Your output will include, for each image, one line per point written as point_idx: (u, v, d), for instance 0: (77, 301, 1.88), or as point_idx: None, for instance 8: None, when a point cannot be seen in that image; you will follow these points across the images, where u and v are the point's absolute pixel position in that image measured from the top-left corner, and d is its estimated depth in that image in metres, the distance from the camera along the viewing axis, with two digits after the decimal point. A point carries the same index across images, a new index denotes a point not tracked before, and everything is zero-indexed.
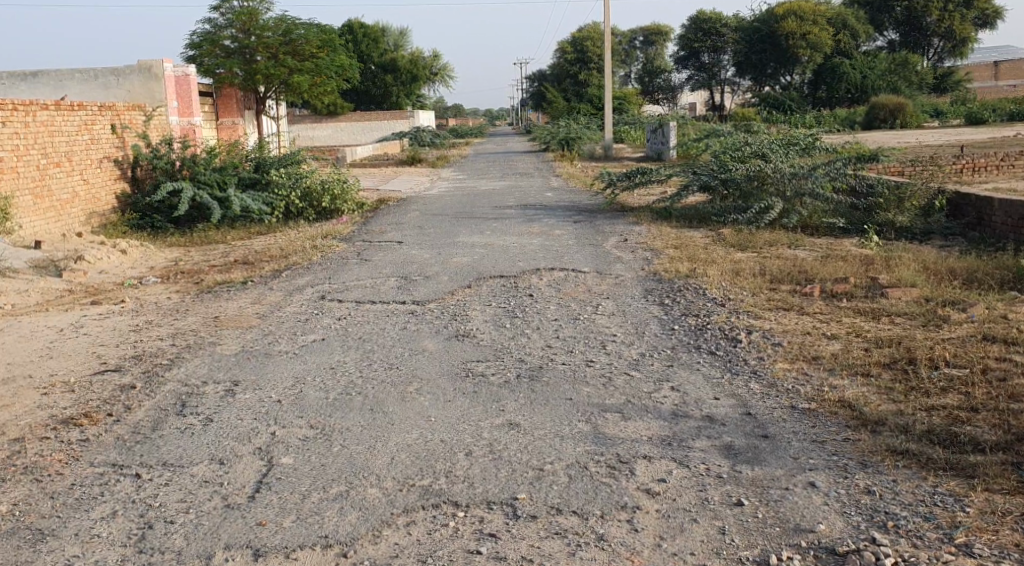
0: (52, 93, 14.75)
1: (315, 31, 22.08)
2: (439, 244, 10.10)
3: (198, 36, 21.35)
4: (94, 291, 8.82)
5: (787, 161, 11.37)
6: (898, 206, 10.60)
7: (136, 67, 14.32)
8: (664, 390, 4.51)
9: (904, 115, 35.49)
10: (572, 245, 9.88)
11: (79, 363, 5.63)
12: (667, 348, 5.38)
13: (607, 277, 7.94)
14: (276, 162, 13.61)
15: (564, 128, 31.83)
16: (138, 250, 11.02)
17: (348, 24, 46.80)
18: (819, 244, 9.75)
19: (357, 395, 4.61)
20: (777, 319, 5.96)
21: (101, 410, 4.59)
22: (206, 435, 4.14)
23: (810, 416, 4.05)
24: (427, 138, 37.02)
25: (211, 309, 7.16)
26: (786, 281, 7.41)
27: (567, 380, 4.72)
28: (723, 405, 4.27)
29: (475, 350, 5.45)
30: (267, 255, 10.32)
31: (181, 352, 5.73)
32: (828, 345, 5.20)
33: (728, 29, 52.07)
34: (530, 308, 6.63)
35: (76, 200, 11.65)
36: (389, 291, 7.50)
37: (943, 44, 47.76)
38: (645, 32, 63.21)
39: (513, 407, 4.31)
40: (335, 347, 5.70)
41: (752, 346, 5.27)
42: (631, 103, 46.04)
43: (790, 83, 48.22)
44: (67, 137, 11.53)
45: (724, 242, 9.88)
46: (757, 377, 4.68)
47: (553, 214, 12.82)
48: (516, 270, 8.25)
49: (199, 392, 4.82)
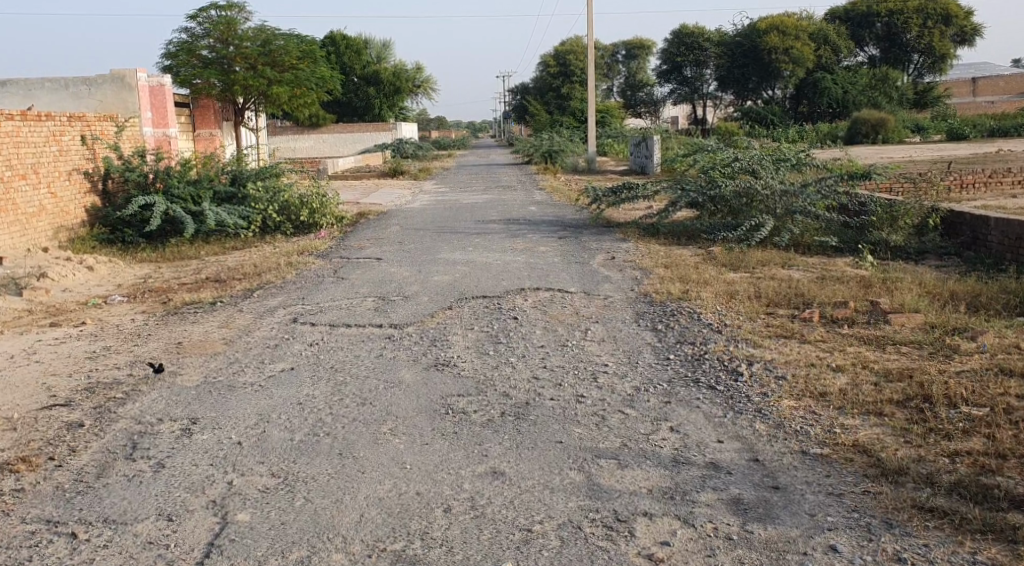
0: (21, 101, 14.23)
1: (294, 42, 21.57)
2: (419, 261, 9.70)
3: (174, 45, 20.89)
4: (55, 312, 8.35)
5: (778, 177, 11.07)
6: (890, 224, 10.23)
7: (108, 76, 13.83)
8: (662, 431, 4.14)
9: (885, 131, 35.50)
10: (558, 263, 9.52)
11: (25, 395, 5.17)
12: (663, 381, 5.00)
13: (595, 299, 7.58)
14: (253, 175, 13.18)
15: (547, 140, 31.57)
16: (107, 266, 10.56)
17: (331, 35, 46.44)
18: (812, 264, 9.45)
19: (325, 436, 4.20)
20: (778, 348, 5.60)
21: (41, 453, 4.14)
22: (157, 483, 3.72)
23: (823, 463, 3.69)
24: (410, 149, 36.67)
25: (175, 333, 6.71)
26: (783, 305, 7.08)
27: (556, 418, 4.33)
28: (728, 450, 3.90)
29: (457, 382, 5.05)
30: (240, 272, 9.89)
31: (138, 384, 5.28)
32: (835, 379, 4.85)
33: (711, 43, 52.11)
34: (516, 334, 6.24)
35: (43, 213, 11.16)
36: (366, 314, 7.10)
37: (923, 59, 47.98)
38: (628, 46, 63.93)
39: (497, 452, 3.92)
40: (306, 377, 5.28)
41: (754, 379, 4.90)
42: (615, 116, 45.96)
43: (773, 97, 48.38)
44: (33, 148, 11.04)
45: (715, 261, 9.57)
46: (762, 416, 4.32)
47: (538, 229, 12.46)
48: (500, 291, 7.87)
49: (153, 431, 4.38)
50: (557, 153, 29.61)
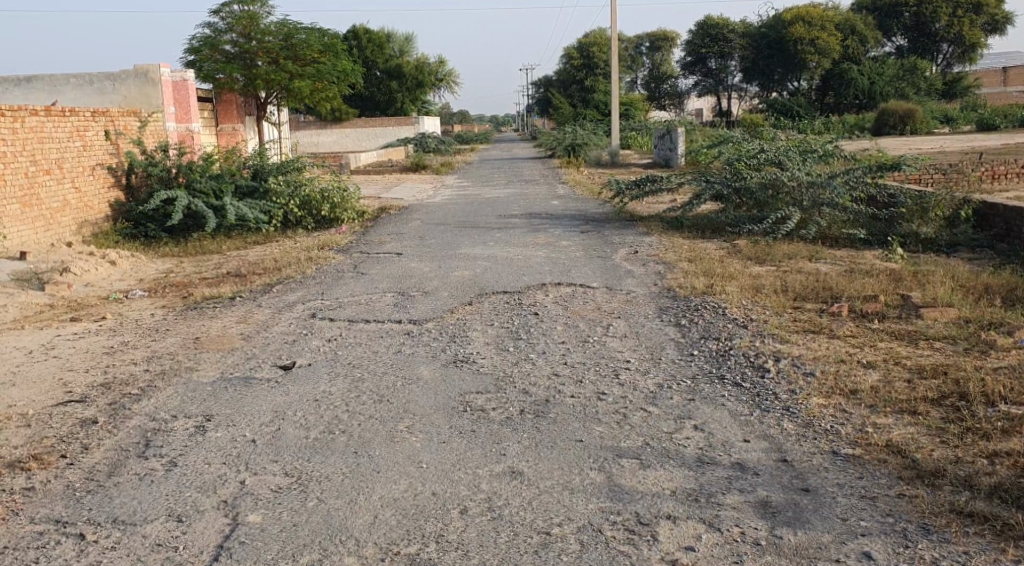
0: (46, 97, 14.30)
1: (316, 35, 21.58)
2: (439, 256, 9.61)
3: (197, 40, 20.90)
4: (76, 306, 8.35)
5: (804, 168, 10.85)
6: (921, 217, 9.99)
7: (132, 71, 13.85)
8: (686, 430, 4.01)
9: (913, 121, 34.87)
10: (580, 257, 9.39)
11: (41, 392, 5.12)
12: (688, 378, 4.86)
13: (618, 294, 7.44)
14: (274, 169, 13.15)
15: (571, 133, 31.34)
16: (129, 261, 10.57)
17: (353, 30, 46.50)
18: (840, 257, 9.24)
19: (341, 434, 4.11)
20: (806, 344, 5.44)
21: (53, 451, 4.08)
22: (169, 482, 3.64)
23: (854, 464, 3.55)
24: (433, 143, 36.62)
25: (193, 329, 6.66)
26: (811, 299, 6.90)
27: (576, 417, 4.21)
28: (755, 450, 3.76)
29: (475, 378, 4.95)
30: (261, 267, 9.85)
31: (154, 380, 5.23)
32: (866, 376, 4.68)
33: (736, 34, 51.57)
34: (536, 329, 6.12)
35: (67, 208, 11.19)
36: (385, 309, 7.01)
37: (952, 49, 47.11)
38: (652, 38, 63.56)
39: (516, 451, 3.81)
40: (323, 374, 5.20)
41: (782, 376, 4.74)
42: (638, 109, 45.62)
43: (798, 88, 47.78)
44: (57, 144, 11.07)
45: (740, 254, 9.39)
46: (790, 414, 4.17)
47: (560, 223, 12.32)
48: (520, 286, 7.75)
49: (167, 428, 4.32)
50: (580, 146, 29.42)
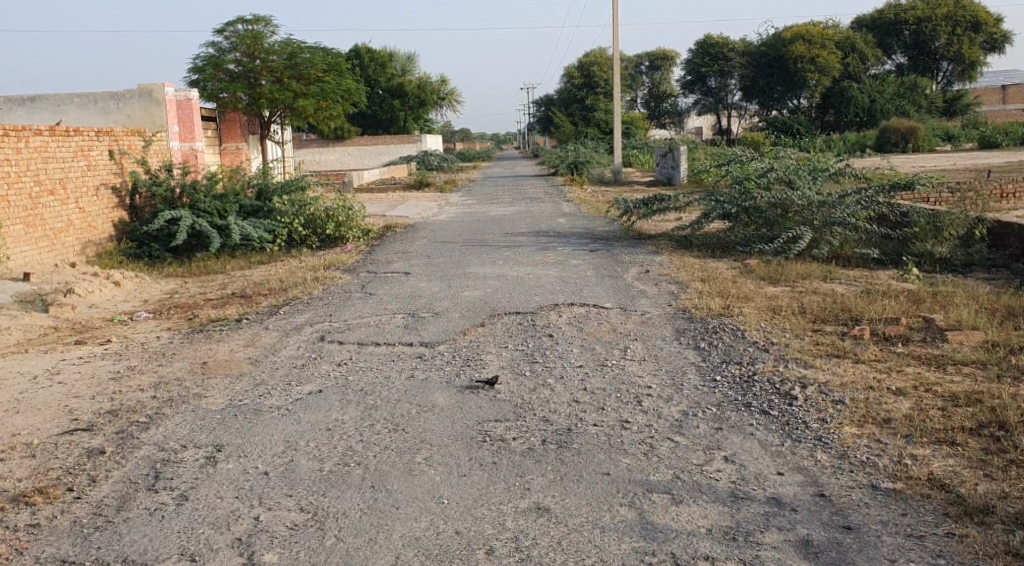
0: (49, 117, 14.23)
1: (321, 54, 21.46)
2: (447, 276, 9.47)
3: (201, 59, 20.80)
4: (80, 329, 8.21)
5: (816, 187, 10.74)
6: (934, 236, 9.91)
7: (136, 90, 13.78)
8: (716, 462, 3.86)
9: (915, 140, 34.83)
10: (591, 277, 9.25)
11: (46, 420, 4.97)
12: (712, 405, 4.71)
13: (632, 315, 7.30)
14: (279, 188, 13.04)
15: (573, 151, 31.29)
16: (133, 282, 10.43)
17: (355, 49, 46.63)
18: (854, 277, 9.11)
19: (357, 466, 3.96)
20: (831, 369, 5.29)
21: (60, 483, 3.93)
22: (179, 518, 3.49)
23: (896, 499, 3.41)
24: (435, 162, 36.59)
25: (201, 353, 6.52)
26: (830, 321, 6.76)
27: (600, 447, 4.06)
28: (790, 483, 3.62)
29: (493, 405, 4.79)
30: (267, 288, 9.72)
31: (162, 407, 5.08)
32: (897, 404, 4.54)
33: (736, 53, 51.72)
34: (552, 353, 5.98)
35: (71, 228, 11.07)
36: (395, 331, 6.86)
37: (952, 67, 47.19)
38: (652, 57, 63.79)
39: (541, 485, 3.66)
40: (335, 400, 5.05)
41: (810, 404, 4.59)
42: (640, 127, 45.63)
43: (799, 106, 47.83)
44: (61, 164, 10.97)
45: (753, 274, 9.26)
46: (823, 445, 4.02)
47: (568, 242, 12.19)
48: (532, 306, 7.61)
49: (177, 459, 4.17)
50: (582, 164, 29.36)
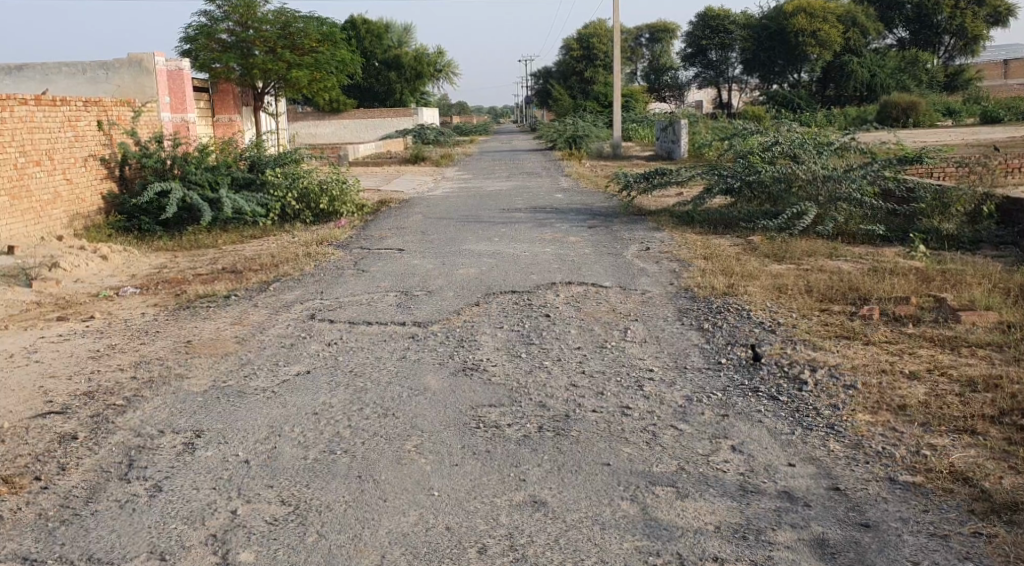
0: (37, 87, 13.86)
1: (315, 24, 21.06)
2: (443, 252, 9.22)
3: (193, 29, 20.41)
4: (64, 304, 7.95)
5: (821, 161, 10.44)
6: (942, 212, 9.65)
7: (125, 59, 13.40)
8: (723, 452, 3.64)
9: (916, 114, 34.49)
10: (590, 254, 9.01)
11: (19, 402, 4.74)
12: (718, 390, 4.49)
13: (633, 294, 7.07)
14: (272, 161, 12.73)
15: (572, 125, 30.94)
16: (121, 255, 10.16)
17: (352, 19, 46.02)
18: (860, 254, 8.87)
19: (343, 454, 3.73)
20: (841, 352, 5.07)
21: (27, 472, 3.71)
22: (152, 511, 3.28)
23: (916, 495, 3.20)
24: (431, 135, 36.21)
25: (185, 331, 6.28)
26: (837, 301, 6.53)
27: (600, 436, 3.84)
28: (801, 476, 3.40)
29: (487, 389, 4.57)
30: (258, 263, 9.47)
31: (142, 389, 4.86)
32: (912, 389, 4.32)
33: (737, 26, 51.20)
34: (549, 333, 5.75)
35: (57, 200, 10.78)
36: (387, 310, 6.63)
37: (954, 41, 46.64)
38: (651, 29, 63.04)
39: (537, 476, 3.44)
40: (323, 383, 4.82)
41: (821, 389, 4.36)
42: (640, 100, 45.13)
43: (800, 80, 47.38)
44: (47, 134, 10.65)
45: (757, 251, 9.02)
46: (836, 433, 3.81)
47: (566, 218, 11.92)
48: (528, 285, 7.36)
49: (153, 446, 3.95)
50: (581, 138, 29.06)
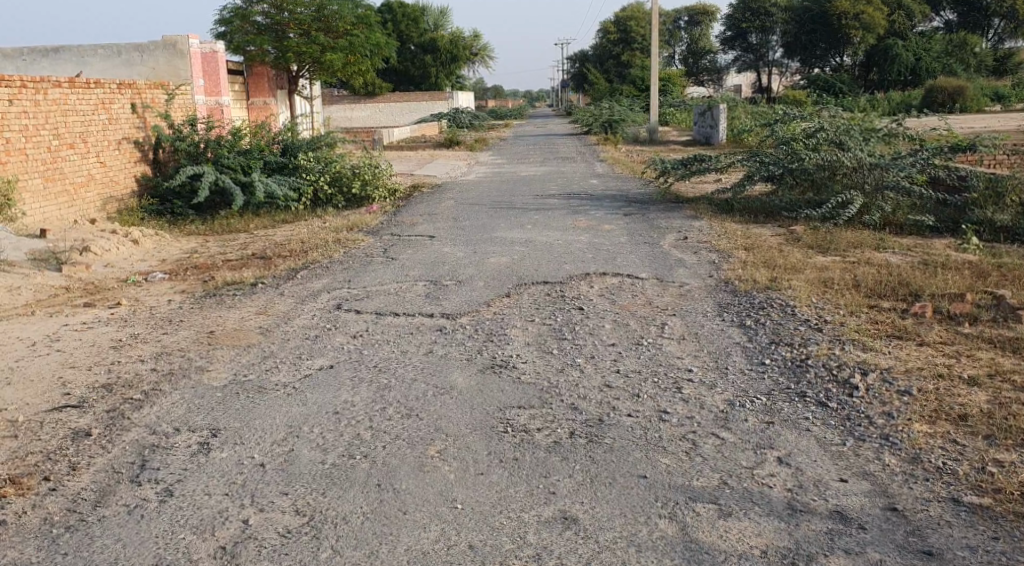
0: (73, 69, 13.83)
1: (349, 6, 20.96)
2: (474, 240, 9.00)
3: (228, 11, 20.37)
4: (92, 289, 7.86)
5: (867, 148, 10.02)
6: (995, 202, 9.16)
7: (160, 42, 13.29)
8: (769, 465, 3.38)
9: (962, 99, 33.47)
10: (625, 243, 8.72)
11: (36, 394, 4.61)
12: (762, 394, 4.22)
13: (670, 287, 6.79)
14: (304, 144, 12.56)
15: (608, 109, 30.50)
16: (152, 240, 10.09)
17: (388, 3, 45.78)
18: (909, 246, 8.47)
19: (363, 459, 3.54)
20: (893, 353, 4.76)
21: (37, 471, 3.58)
22: (160, 519, 3.13)
23: (984, 519, 2.91)
24: (466, 120, 35.99)
25: (209, 320, 6.13)
26: (888, 296, 6.19)
27: (636, 444, 3.60)
28: (855, 493, 3.13)
29: (516, 389, 4.34)
30: (287, 249, 9.34)
31: (161, 382, 4.71)
32: (973, 396, 4.01)
33: (777, 9, 50.15)
34: (583, 329, 5.50)
35: (92, 183, 10.72)
36: (416, 301, 6.42)
37: (1004, 24, 45.19)
38: (690, 12, 62.04)
39: (568, 489, 3.22)
40: (346, 380, 4.63)
41: (873, 395, 4.07)
42: (677, 84, 44.38)
43: (842, 64, 46.31)
44: (82, 117, 10.59)
45: (800, 242, 8.68)
46: (891, 445, 3.52)
47: (601, 205, 11.63)
48: (561, 276, 7.11)
49: (168, 444, 3.79)
50: (617, 122, 28.63)
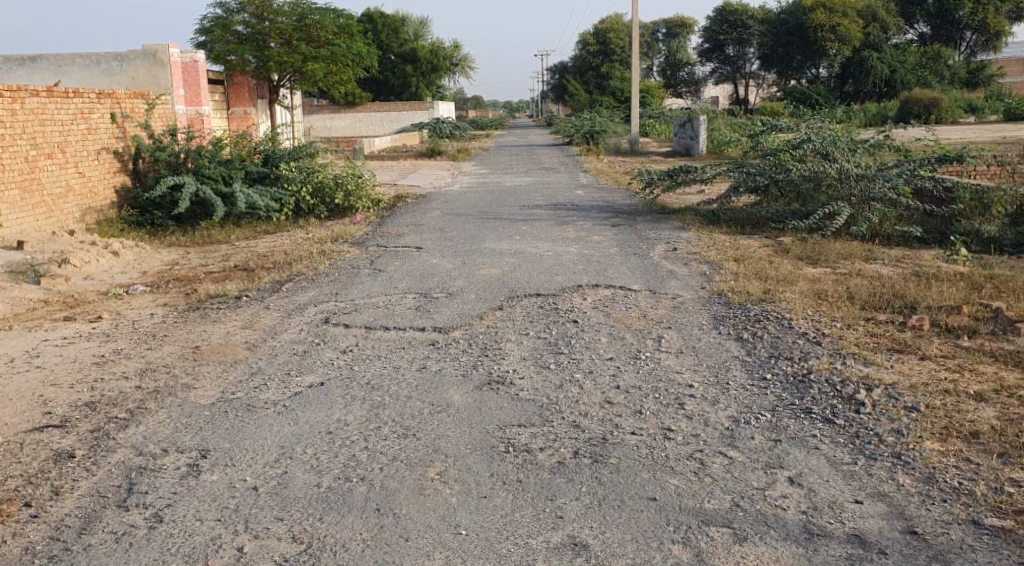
0: (50, 77, 13.58)
1: (330, 16, 20.86)
2: (462, 251, 8.88)
3: (208, 21, 20.21)
4: (72, 303, 7.66)
5: (854, 159, 10.02)
6: (982, 213, 9.18)
7: (140, 51, 13.10)
8: (781, 486, 3.29)
9: (938, 110, 33.82)
10: (615, 255, 8.64)
11: (16, 412, 4.44)
12: (767, 410, 4.13)
13: (663, 299, 6.71)
14: (286, 154, 12.39)
15: (589, 120, 30.51)
16: (133, 251, 9.89)
17: (367, 13, 45.64)
18: (899, 257, 8.46)
19: (360, 482, 3.40)
20: (895, 367, 4.69)
21: (19, 496, 3.42)
22: (150, 548, 2.98)
23: (1007, 542, 2.84)
24: (447, 130, 35.90)
25: (194, 335, 5.97)
26: (883, 309, 6.14)
27: (642, 464, 3.49)
28: (872, 515, 3.05)
29: (515, 406, 4.22)
30: (271, 260, 9.17)
31: (146, 400, 4.55)
32: (981, 412, 3.94)
33: (755, 21, 50.53)
34: (579, 342, 5.40)
35: (71, 194, 10.49)
36: (406, 314, 6.29)
37: (976, 37, 45.80)
38: (669, 24, 62.39)
39: (575, 513, 3.11)
40: (339, 397, 4.49)
41: (880, 412, 3.99)
42: (656, 96, 44.52)
43: (818, 76, 46.72)
44: (60, 126, 10.37)
45: (790, 254, 8.64)
46: (903, 464, 3.44)
47: (588, 216, 11.56)
48: (553, 288, 7.01)
49: (156, 466, 3.64)
50: (598, 133, 28.63)
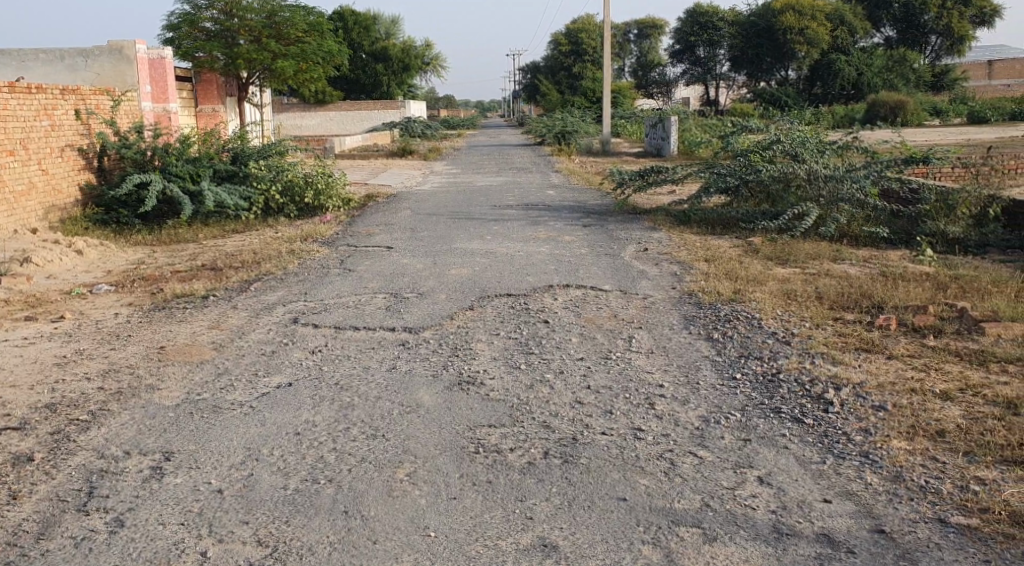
0: (12, 73, 13.30)
1: (301, 13, 20.50)
2: (433, 251, 8.82)
3: (176, 17, 19.99)
4: (34, 302, 7.49)
5: (822, 160, 10.10)
6: (947, 214, 9.29)
7: (105, 47, 12.86)
8: (751, 485, 3.29)
9: (904, 112, 34.29)
10: (586, 255, 8.64)
11: None
12: (736, 410, 4.14)
13: (634, 299, 6.72)
14: (255, 153, 12.25)
15: (561, 121, 30.52)
16: (97, 250, 9.71)
17: (339, 11, 45.30)
18: (866, 258, 8.54)
19: (327, 484, 3.35)
20: (863, 366, 4.73)
21: None
22: (110, 553, 2.91)
23: (973, 540, 2.87)
24: (418, 130, 35.72)
25: (159, 335, 5.86)
26: (850, 308, 6.19)
27: (612, 464, 3.48)
28: (840, 515, 3.06)
29: (485, 407, 4.19)
30: (238, 260, 9.05)
31: (109, 402, 4.45)
32: (946, 412, 3.98)
33: (726, 23, 50.90)
34: (550, 342, 5.38)
35: (33, 191, 10.27)
36: (376, 314, 6.24)
37: (941, 41, 46.53)
38: (640, 25, 62.65)
39: (545, 514, 3.09)
40: (307, 398, 4.43)
41: (848, 411, 4.02)
42: (628, 97, 44.66)
43: (787, 79, 47.19)
44: (23, 123, 10.14)
45: (759, 254, 8.69)
46: (871, 462, 3.47)
47: (560, 216, 11.55)
48: (524, 288, 6.98)
49: (118, 469, 3.56)
50: (570, 134, 28.65)
